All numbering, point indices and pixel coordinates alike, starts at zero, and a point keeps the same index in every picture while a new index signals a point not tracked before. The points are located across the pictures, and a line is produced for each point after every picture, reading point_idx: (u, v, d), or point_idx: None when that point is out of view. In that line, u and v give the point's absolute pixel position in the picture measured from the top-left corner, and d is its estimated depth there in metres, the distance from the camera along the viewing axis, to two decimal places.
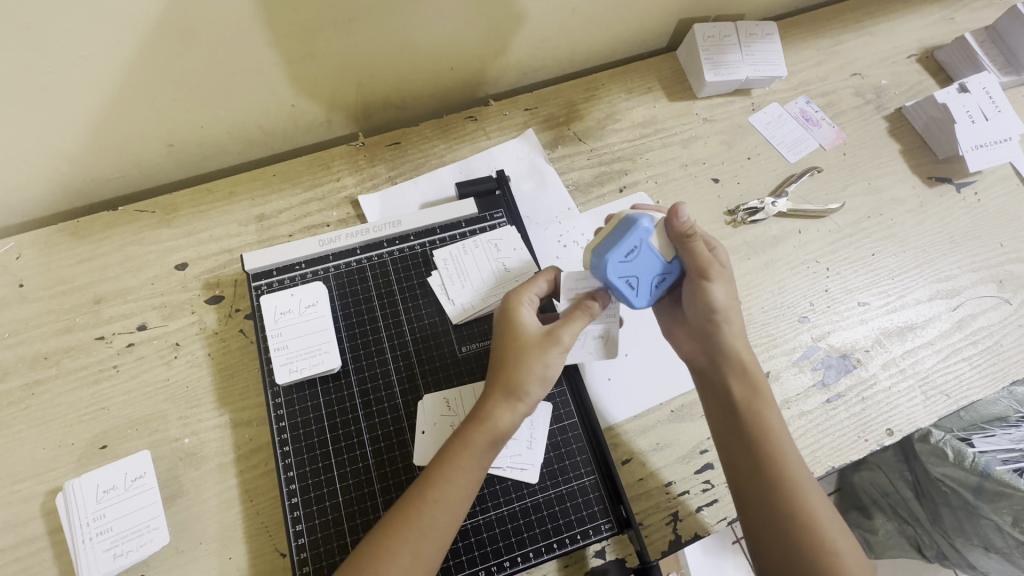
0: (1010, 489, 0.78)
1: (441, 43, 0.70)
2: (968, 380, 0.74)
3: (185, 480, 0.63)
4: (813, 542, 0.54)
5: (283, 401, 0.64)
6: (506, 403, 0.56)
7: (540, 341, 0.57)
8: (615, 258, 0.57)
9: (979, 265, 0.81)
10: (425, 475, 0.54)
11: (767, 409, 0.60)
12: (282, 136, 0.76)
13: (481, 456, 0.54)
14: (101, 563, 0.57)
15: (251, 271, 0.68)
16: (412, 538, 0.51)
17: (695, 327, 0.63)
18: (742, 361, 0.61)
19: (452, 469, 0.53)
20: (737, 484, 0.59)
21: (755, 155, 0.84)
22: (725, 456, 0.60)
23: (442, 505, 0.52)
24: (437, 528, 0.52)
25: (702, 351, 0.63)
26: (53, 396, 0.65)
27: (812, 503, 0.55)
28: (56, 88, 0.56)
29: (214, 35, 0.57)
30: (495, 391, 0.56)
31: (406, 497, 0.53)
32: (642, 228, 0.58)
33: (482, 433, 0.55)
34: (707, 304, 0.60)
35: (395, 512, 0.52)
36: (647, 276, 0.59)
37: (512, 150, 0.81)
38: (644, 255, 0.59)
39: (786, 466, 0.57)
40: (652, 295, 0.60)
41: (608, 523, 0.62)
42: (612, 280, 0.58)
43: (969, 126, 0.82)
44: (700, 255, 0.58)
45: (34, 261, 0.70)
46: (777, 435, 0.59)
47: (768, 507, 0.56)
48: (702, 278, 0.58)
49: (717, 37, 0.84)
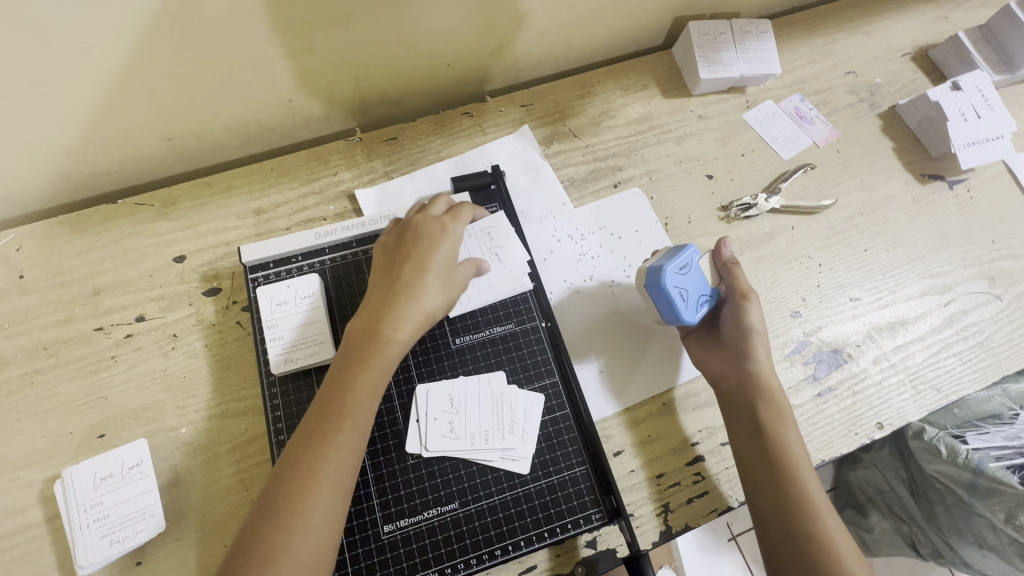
0: (1003, 486, 0.79)
1: (438, 39, 0.71)
2: (960, 374, 0.75)
3: (181, 469, 0.64)
4: (829, 560, 0.57)
5: (279, 391, 0.65)
6: (411, 327, 0.60)
7: (447, 274, 0.63)
8: (672, 269, 0.64)
9: (971, 262, 0.81)
10: (336, 402, 0.56)
11: (791, 432, 0.63)
12: (280, 131, 0.77)
13: (380, 377, 0.58)
14: (98, 550, 0.58)
15: (247, 263, 0.69)
16: (332, 466, 0.53)
17: (731, 348, 0.68)
18: (768, 386, 0.66)
19: (362, 394, 0.57)
20: (756, 505, 0.62)
21: (749, 152, 0.85)
22: (748, 477, 0.63)
23: (356, 432, 0.55)
24: (355, 452, 0.55)
25: (732, 373, 0.67)
26: (51, 385, 0.66)
27: (829, 524, 0.59)
28: (55, 80, 0.56)
29: (212, 29, 0.57)
30: (402, 313, 0.60)
31: (323, 420, 0.55)
32: (693, 249, 0.66)
33: (385, 356, 0.58)
34: (746, 322, 0.68)
35: (317, 432, 0.54)
36: (694, 292, 0.66)
37: (507, 146, 0.82)
38: (693, 274, 0.67)
39: (808, 493, 0.60)
40: (698, 312, 0.66)
41: (598, 513, 0.63)
42: (668, 289, 0.64)
43: (961, 124, 0.83)
44: (740, 279, 0.70)
45: (34, 253, 0.70)
46: (798, 457, 0.62)
47: (786, 528, 0.59)
48: (743, 297, 0.68)
49: (712, 34, 0.85)
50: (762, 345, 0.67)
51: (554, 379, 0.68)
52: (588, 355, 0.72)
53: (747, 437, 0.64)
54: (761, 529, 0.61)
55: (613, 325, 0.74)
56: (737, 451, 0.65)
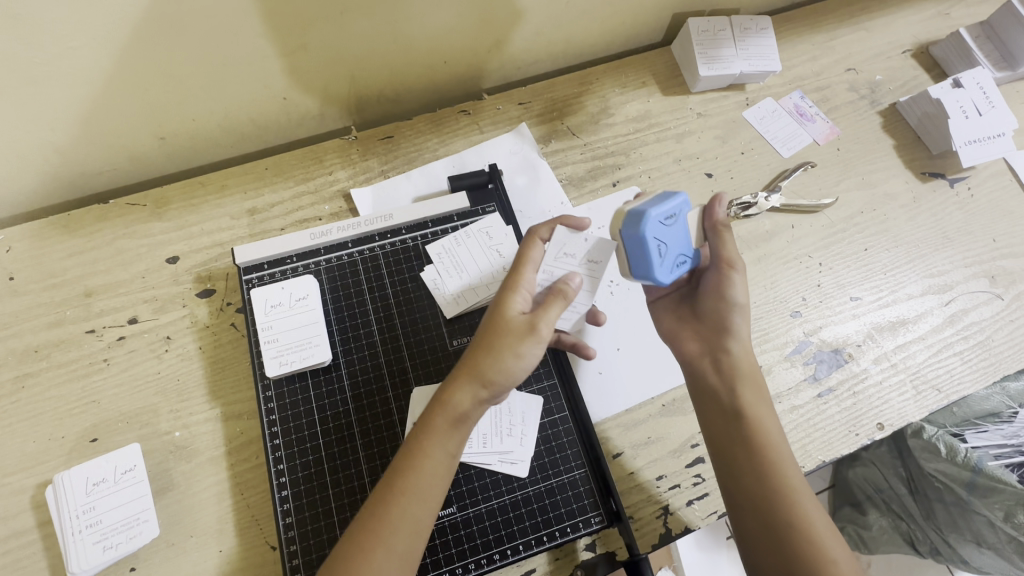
0: (1001, 484, 0.80)
1: (434, 36, 0.70)
2: (960, 374, 0.74)
3: (175, 473, 0.63)
4: (809, 550, 0.52)
5: (274, 394, 0.64)
6: (469, 384, 0.52)
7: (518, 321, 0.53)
8: (656, 216, 0.56)
9: (971, 260, 0.81)
10: (394, 466, 0.52)
11: (770, 415, 0.59)
12: (274, 129, 0.76)
13: (445, 439, 0.52)
14: (91, 556, 0.57)
15: (241, 265, 0.68)
16: (382, 533, 0.49)
17: (708, 325, 0.63)
18: (747, 368, 0.60)
19: (417, 458, 0.51)
20: (735, 495, 0.57)
21: (749, 150, 0.84)
22: (723, 466, 0.58)
23: (411, 499, 0.50)
24: (410, 522, 0.50)
25: (708, 353, 0.62)
26: (42, 389, 0.65)
27: (810, 512, 0.54)
28: (44, 79, 0.55)
29: (203, 26, 0.56)
30: (468, 368, 0.52)
31: (381, 485, 0.52)
32: (684, 199, 0.58)
33: (442, 417, 0.52)
34: (725, 295, 0.61)
35: (373, 496, 0.51)
36: (674, 249, 0.58)
37: (504, 145, 0.81)
38: (677, 228, 0.58)
39: (787, 480, 0.55)
40: (671, 273, 0.58)
41: (598, 516, 0.62)
42: (647, 238, 0.55)
43: (963, 122, 0.82)
44: (727, 244, 0.62)
45: (25, 254, 0.69)
46: (776, 442, 0.57)
47: (763, 517, 0.54)
48: (728, 265, 0.61)
49: (712, 30, 0.84)
50: (742, 319, 0.62)
51: (553, 381, 0.68)
52: None
53: (725, 425, 0.59)
54: (741, 521, 0.56)
55: (612, 325, 0.73)
56: (710, 436, 0.60)
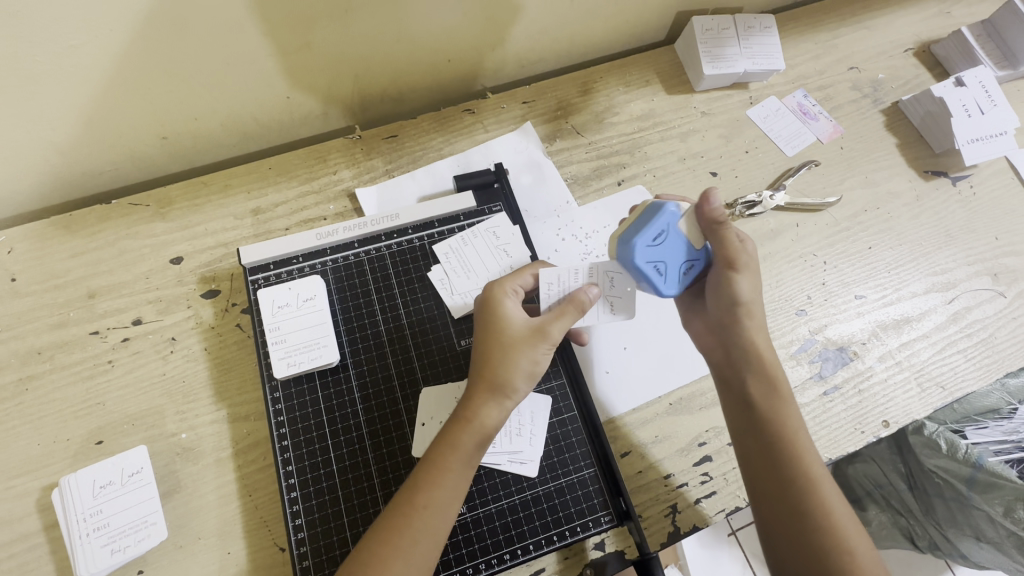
0: (1002, 480, 0.79)
1: (438, 34, 0.69)
2: (963, 371, 0.75)
3: (182, 475, 0.62)
4: (825, 541, 0.52)
5: (281, 394, 0.63)
6: (491, 398, 0.54)
7: (528, 333, 0.56)
8: (643, 243, 0.57)
9: (974, 259, 0.81)
10: (415, 477, 0.52)
11: (790, 408, 0.58)
12: (278, 128, 0.75)
13: (470, 456, 0.53)
14: (98, 559, 0.57)
15: (247, 265, 0.68)
16: (403, 544, 0.49)
17: (716, 320, 0.62)
18: (761, 360, 0.59)
19: (439, 472, 0.52)
20: (753, 488, 0.57)
21: (753, 149, 0.84)
22: (743, 452, 0.59)
23: (434, 509, 0.51)
24: (431, 532, 0.51)
25: (718, 345, 0.62)
26: (46, 391, 0.64)
27: (829, 498, 0.54)
28: (45, 77, 0.54)
29: (207, 23, 0.55)
30: (484, 385, 0.54)
31: (402, 496, 0.52)
32: (668, 213, 0.58)
33: (468, 432, 0.53)
34: (731, 297, 0.59)
35: (395, 508, 0.51)
36: (674, 261, 0.58)
37: (510, 144, 0.81)
38: (671, 240, 0.58)
39: (807, 469, 0.55)
40: (681, 282, 0.59)
41: (608, 515, 0.63)
42: (640, 265, 0.57)
43: (965, 120, 0.82)
44: (730, 245, 0.57)
45: (27, 255, 0.69)
46: (796, 431, 0.57)
47: (782, 506, 0.55)
48: (729, 268, 0.58)
49: (716, 29, 0.84)
50: (750, 317, 0.59)
51: (561, 380, 0.68)
52: (593, 352, 0.72)
53: (744, 417, 0.59)
54: (761, 513, 0.57)
55: (619, 325, 0.73)
56: (732, 425, 0.60)
